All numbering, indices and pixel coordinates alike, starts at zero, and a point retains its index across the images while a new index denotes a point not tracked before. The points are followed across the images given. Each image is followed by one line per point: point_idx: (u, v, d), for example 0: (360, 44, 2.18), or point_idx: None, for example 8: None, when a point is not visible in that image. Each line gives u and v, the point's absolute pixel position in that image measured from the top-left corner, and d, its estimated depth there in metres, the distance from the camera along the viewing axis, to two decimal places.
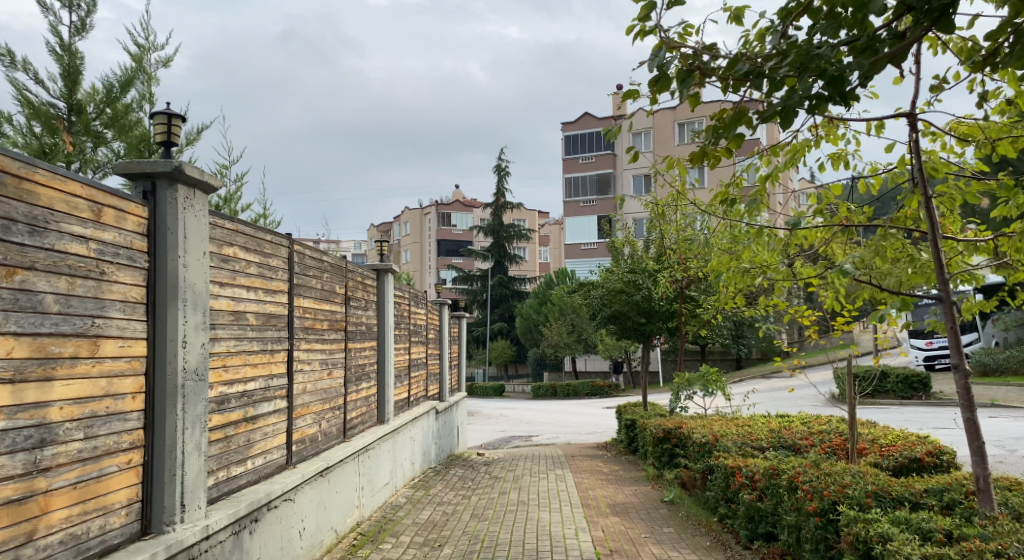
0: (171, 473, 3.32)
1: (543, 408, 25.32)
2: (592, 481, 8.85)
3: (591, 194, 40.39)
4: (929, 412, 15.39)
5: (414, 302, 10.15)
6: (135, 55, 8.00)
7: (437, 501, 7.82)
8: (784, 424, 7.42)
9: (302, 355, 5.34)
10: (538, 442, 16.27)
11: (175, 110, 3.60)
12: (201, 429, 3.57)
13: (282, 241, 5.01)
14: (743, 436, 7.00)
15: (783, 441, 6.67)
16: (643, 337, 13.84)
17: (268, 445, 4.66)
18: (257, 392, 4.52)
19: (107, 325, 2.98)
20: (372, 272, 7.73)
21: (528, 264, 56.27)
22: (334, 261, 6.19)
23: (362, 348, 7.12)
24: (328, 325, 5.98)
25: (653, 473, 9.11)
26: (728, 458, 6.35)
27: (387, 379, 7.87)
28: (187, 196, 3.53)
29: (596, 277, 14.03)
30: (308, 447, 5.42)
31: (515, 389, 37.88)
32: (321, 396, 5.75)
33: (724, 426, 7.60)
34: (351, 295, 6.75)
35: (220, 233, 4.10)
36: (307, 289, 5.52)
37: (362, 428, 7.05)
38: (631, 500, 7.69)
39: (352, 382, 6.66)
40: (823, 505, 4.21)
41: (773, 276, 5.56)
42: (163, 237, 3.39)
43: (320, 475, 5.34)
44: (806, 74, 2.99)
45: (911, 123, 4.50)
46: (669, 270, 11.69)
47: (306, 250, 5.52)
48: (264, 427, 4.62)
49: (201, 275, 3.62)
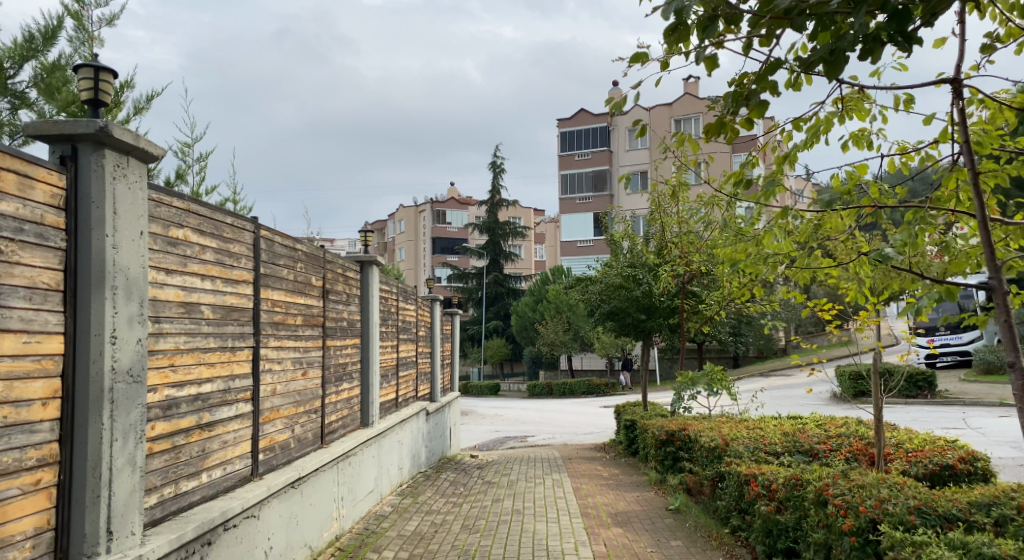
0: (95, 494, 2.76)
1: (539, 407, 24.73)
2: (591, 487, 8.33)
3: (587, 191, 39.85)
4: (937, 412, 14.92)
5: (403, 298, 9.61)
6: (69, 11, 7.39)
7: (425, 510, 7.28)
8: (799, 427, 6.90)
9: (270, 354, 4.79)
10: (534, 443, 15.72)
11: (103, 64, 3.05)
12: (136, 440, 3.02)
13: (246, 225, 4.46)
14: (755, 439, 6.48)
15: (800, 445, 6.16)
16: (643, 334, 13.31)
17: (228, 455, 4.11)
18: (214, 395, 3.96)
19: (4, 317, 2.46)
20: (355, 264, 7.19)
21: (523, 262, 55.75)
22: (308, 249, 5.64)
23: (343, 346, 6.59)
24: (303, 320, 5.43)
25: (656, 478, 8.59)
26: (741, 464, 5.83)
27: (372, 378, 7.33)
28: (118, 165, 2.99)
29: (593, 272, 13.50)
30: (278, 456, 4.86)
31: (510, 388, 37.34)
32: (294, 398, 5.20)
33: (733, 429, 7.07)
34: (329, 288, 6.19)
35: (165, 212, 3.54)
36: (277, 280, 4.97)
37: (343, 433, 6.51)
38: (634, 508, 7.17)
39: (331, 383, 6.11)
40: (859, 524, 3.69)
41: (791, 264, 5.04)
42: (86, 212, 2.84)
43: (291, 486, 4.78)
44: (863, 7, 2.47)
45: (955, 90, 3.93)
46: (671, 264, 11.17)
47: (275, 237, 4.97)
48: (223, 435, 4.06)
49: (136, 258, 3.07)
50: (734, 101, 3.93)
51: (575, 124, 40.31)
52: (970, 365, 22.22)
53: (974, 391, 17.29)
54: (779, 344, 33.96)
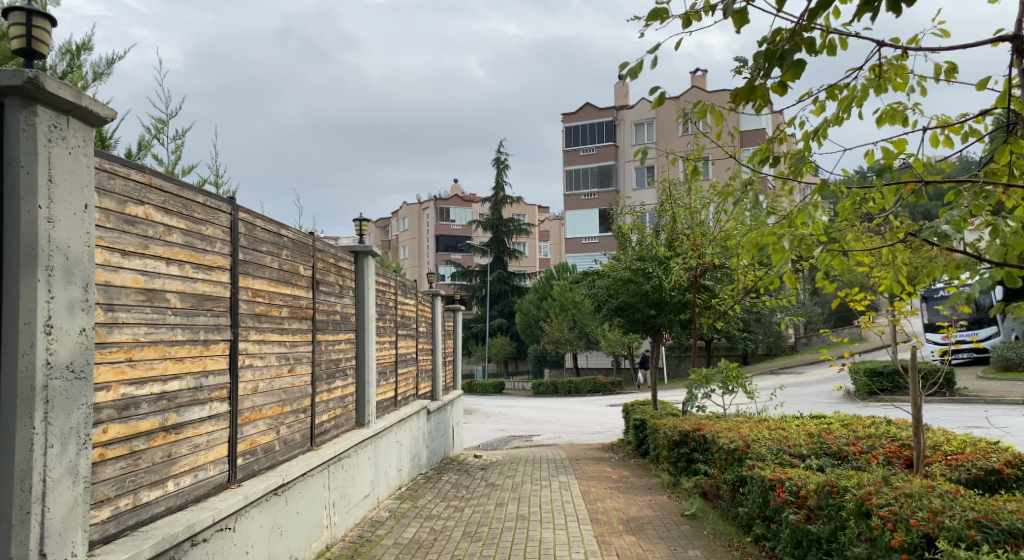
0: (23, 511, 2.33)
1: (544, 407, 24.28)
2: (601, 490, 7.90)
3: (592, 187, 39.35)
4: (957, 410, 14.42)
5: (402, 292, 9.18)
6: None
7: (425, 515, 6.86)
8: (824, 428, 6.44)
9: (250, 349, 4.35)
10: (539, 443, 15.28)
11: (39, 8, 2.62)
12: (78, 445, 2.58)
13: (223, 206, 4.05)
14: (778, 441, 6.03)
15: (827, 447, 5.74)
16: (653, 330, 12.85)
17: (200, 460, 3.68)
18: (182, 394, 3.54)
19: None
20: (349, 253, 6.78)
21: (528, 259, 55.36)
22: (295, 235, 5.21)
23: (336, 341, 6.16)
24: (290, 313, 5.00)
25: (668, 481, 8.16)
26: (764, 469, 5.38)
27: (368, 376, 6.91)
28: (56, 125, 2.54)
29: (600, 266, 13.05)
30: (260, 460, 4.44)
31: (515, 387, 36.90)
32: (279, 397, 4.77)
33: (753, 429, 6.61)
34: (319, 278, 5.76)
35: (124, 186, 3.13)
36: (259, 268, 4.53)
37: (336, 434, 6.09)
38: (647, 514, 6.72)
39: (321, 380, 5.69)
40: (911, 540, 3.26)
41: (824, 249, 4.51)
42: (14, 179, 2.40)
43: (274, 494, 4.36)
44: None
45: (1017, 48, 3.43)
46: (682, 256, 10.73)
47: (256, 221, 4.53)
48: (194, 439, 3.64)
49: (80, 236, 2.63)
50: (766, 60, 3.53)
51: (580, 119, 39.84)
52: (986, 362, 21.68)
53: (992, 388, 16.81)
54: (787, 341, 33.47)
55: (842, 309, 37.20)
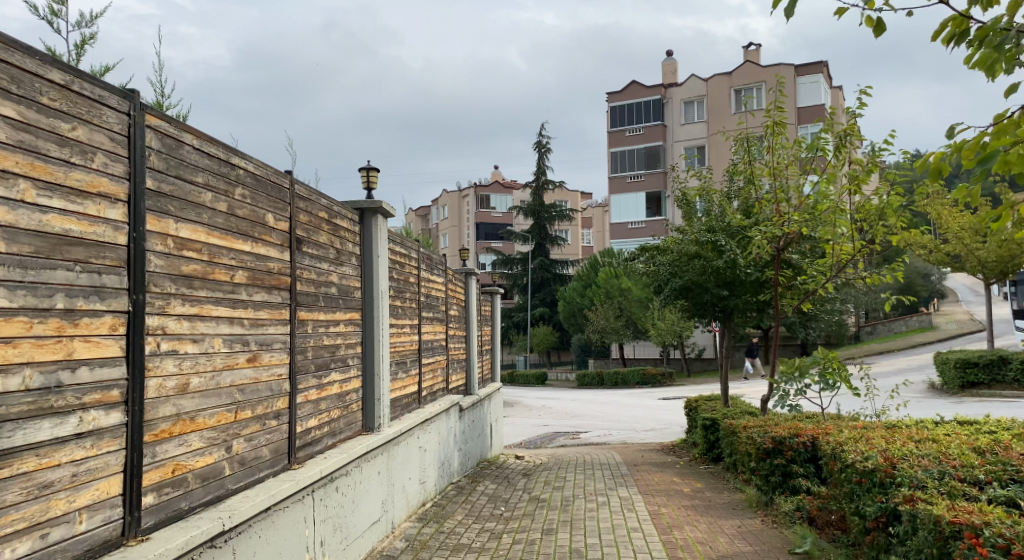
0: None
1: (591, 399, 22.64)
2: (675, 512, 6.30)
3: (639, 168, 37.28)
4: None
5: (427, 267, 7.66)
6: None
7: (452, 546, 5.37)
8: (994, 441, 4.66)
9: (172, 329, 2.87)
10: (588, 441, 13.72)
11: None
12: None
13: (115, 102, 2.58)
14: (937, 460, 4.29)
15: (1015, 472, 4.02)
16: (722, 314, 11.10)
17: (55, 509, 2.21)
18: (10, 401, 2.05)
19: None
20: (354, 211, 5.29)
21: (570, 246, 53.68)
22: (261, 169, 3.72)
23: (330, 322, 4.68)
24: (249, 279, 3.52)
25: (758, 500, 6.49)
26: (935, 503, 3.68)
27: (377, 369, 5.42)
28: None
29: (660, 240, 11.34)
30: (193, 494, 2.98)
31: (558, 379, 35.38)
32: (229, 399, 3.30)
33: (889, 440, 4.90)
34: (303, 237, 4.27)
35: None
36: (190, 208, 3.05)
37: (332, 445, 4.63)
38: (742, 550, 5.08)
39: (306, 375, 4.21)
40: None
41: None
42: None
43: (209, 547, 2.88)
44: None
45: None
46: (764, 226, 8.98)
47: (185, 136, 3.05)
48: (38, 475, 2.15)
49: None
50: None
51: (625, 98, 37.81)
52: None
53: None
54: (850, 330, 31.10)
55: (910, 296, 34.50)
